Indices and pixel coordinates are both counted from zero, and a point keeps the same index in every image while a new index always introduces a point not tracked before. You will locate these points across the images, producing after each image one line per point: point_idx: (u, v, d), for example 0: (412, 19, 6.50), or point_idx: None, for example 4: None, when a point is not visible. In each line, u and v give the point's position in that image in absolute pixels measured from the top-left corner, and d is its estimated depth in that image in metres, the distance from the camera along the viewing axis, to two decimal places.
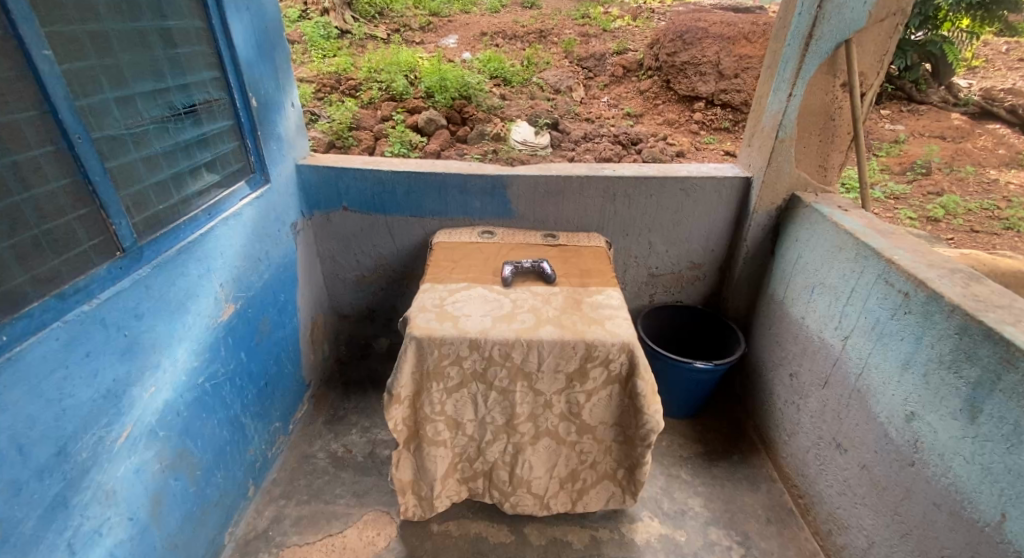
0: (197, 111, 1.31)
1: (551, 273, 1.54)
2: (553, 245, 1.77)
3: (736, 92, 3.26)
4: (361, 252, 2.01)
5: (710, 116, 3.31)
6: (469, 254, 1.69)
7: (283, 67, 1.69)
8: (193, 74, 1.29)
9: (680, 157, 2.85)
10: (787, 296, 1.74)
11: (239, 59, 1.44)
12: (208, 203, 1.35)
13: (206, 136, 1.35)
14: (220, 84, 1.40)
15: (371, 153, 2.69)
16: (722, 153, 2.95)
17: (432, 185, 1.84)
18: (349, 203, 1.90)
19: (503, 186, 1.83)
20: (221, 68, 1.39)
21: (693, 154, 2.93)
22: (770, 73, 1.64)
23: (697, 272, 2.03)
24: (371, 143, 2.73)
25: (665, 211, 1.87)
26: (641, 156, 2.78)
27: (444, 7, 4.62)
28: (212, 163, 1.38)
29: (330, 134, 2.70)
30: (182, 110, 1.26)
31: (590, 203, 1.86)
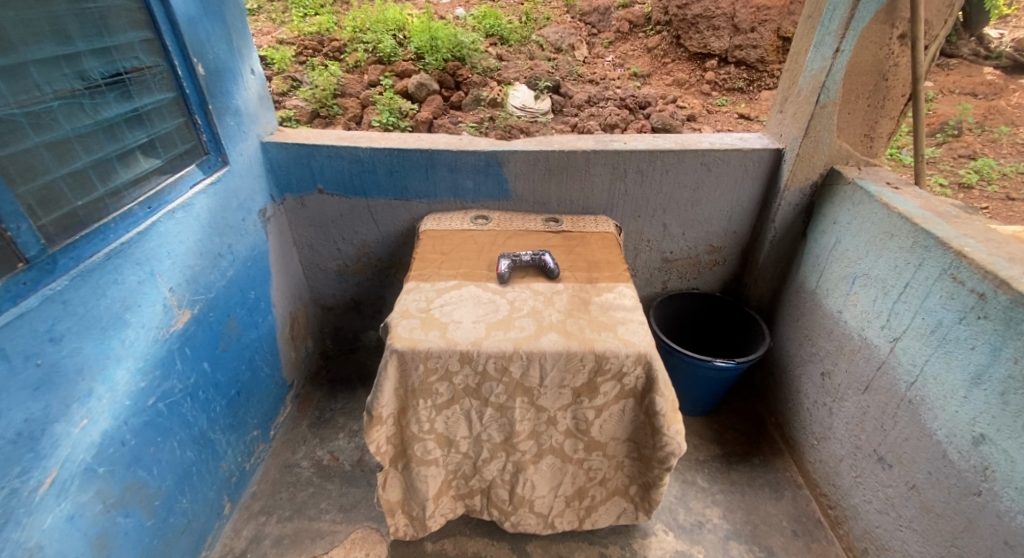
0: (124, 81, 1.10)
1: (555, 268, 1.34)
2: (557, 232, 1.56)
3: (752, 48, 2.97)
4: (342, 239, 1.80)
5: (723, 75, 3.02)
6: (460, 245, 1.48)
7: (236, 25, 1.44)
8: (112, 36, 1.06)
9: (691, 121, 2.60)
10: (821, 286, 1.54)
11: (176, 16, 1.20)
12: (143, 195, 1.14)
13: (137, 112, 1.14)
14: (152, 47, 1.17)
15: (357, 123, 2.44)
16: (735, 117, 2.69)
17: (417, 164, 1.62)
18: (325, 184, 1.68)
19: (498, 164, 1.61)
20: (152, 27, 1.16)
21: (706, 118, 2.67)
22: (814, 24, 1.39)
23: (716, 256, 1.82)
24: (358, 111, 2.47)
25: (683, 189, 1.66)
26: (650, 120, 2.51)
27: None
28: (149, 144, 1.17)
29: (312, 103, 2.44)
30: (101, 81, 1.04)
31: (598, 181, 1.64)
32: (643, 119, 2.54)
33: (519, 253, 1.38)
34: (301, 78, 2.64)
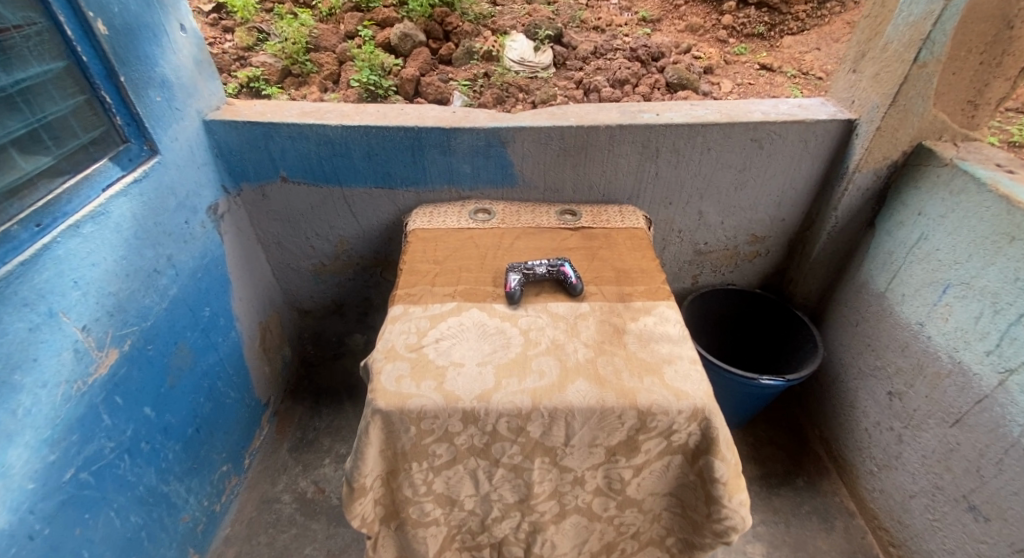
0: None
1: (578, 281, 1.07)
2: (575, 229, 1.27)
3: None
4: (314, 234, 1.50)
5: (743, 19, 2.59)
6: (457, 249, 1.20)
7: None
8: None
9: (710, 75, 2.23)
10: (894, 289, 1.28)
11: None
12: (26, 210, 0.84)
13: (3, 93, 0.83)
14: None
15: (335, 83, 2.08)
16: (757, 68, 2.32)
17: (401, 146, 1.31)
18: (288, 171, 1.36)
19: (501, 143, 1.30)
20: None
21: (725, 70, 2.29)
22: None
23: (757, 247, 1.55)
24: (334, 68, 2.10)
25: (725, 171, 1.36)
26: (663, 75, 2.13)
27: None
28: (30, 137, 0.87)
29: (282, 60, 2.08)
30: None
31: (624, 163, 1.34)
32: (656, 73, 2.16)
33: (531, 265, 1.10)
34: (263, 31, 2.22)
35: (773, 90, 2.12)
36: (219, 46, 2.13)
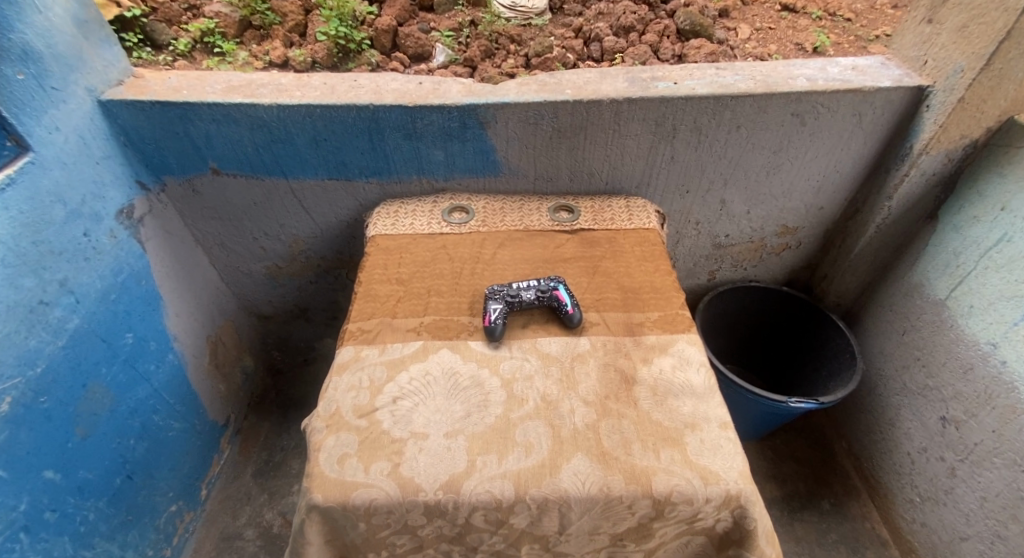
0: None
1: (575, 307, 0.85)
2: (572, 232, 1.05)
3: None
4: (262, 234, 1.26)
5: None
6: (426, 263, 0.97)
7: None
8: None
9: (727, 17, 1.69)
10: (956, 299, 1.05)
11: None
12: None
13: None
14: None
15: (302, 38, 1.49)
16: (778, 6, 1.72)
17: (354, 130, 1.04)
18: (219, 161, 1.09)
19: (480, 124, 1.04)
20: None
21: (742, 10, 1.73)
22: None
23: (787, 239, 1.31)
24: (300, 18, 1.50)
25: (756, 152, 1.11)
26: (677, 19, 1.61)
27: None
28: None
29: (238, 5, 1.50)
30: None
31: (632, 145, 1.08)
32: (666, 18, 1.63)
33: (514, 288, 0.87)
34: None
35: (799, 34, 1.58)
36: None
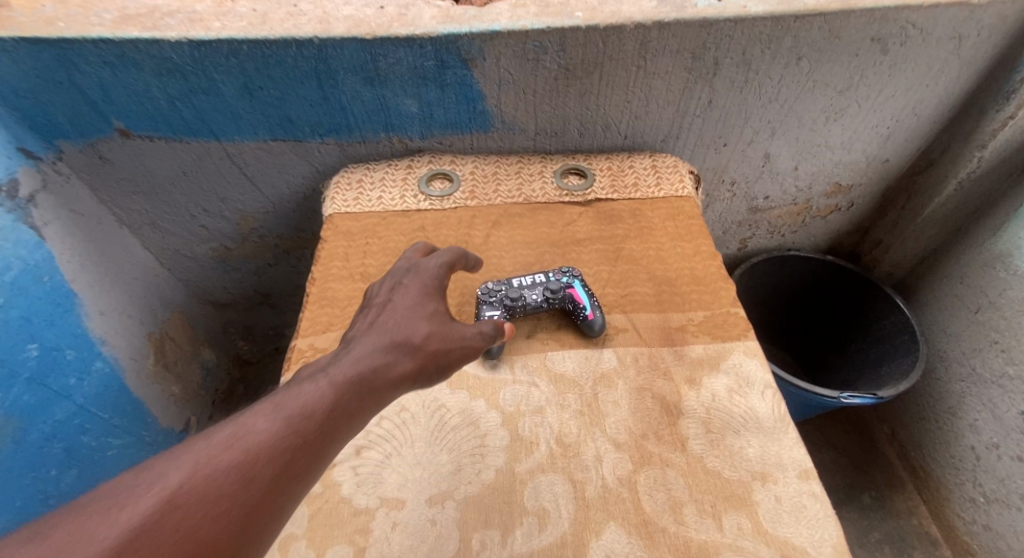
0: None
1: (596, 309, 0.65)
2: (584, 202, 0.84)
3: None
4: (201, 211, 1.02)
5: None
6: (400, 251, 0.77)
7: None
8: None
9: None
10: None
11: None
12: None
13: None
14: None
15: None
16: None
17: (297, 75, 0.79)
18: (126, 120, 0.83)
19: (464, 63, 0.79)
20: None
21: None
22: None
23: (836, 198, 1.11)
24: None
25: (818, 92, 0.87)
26: None
27: None
28: None
29: None
30: None
31: (660, 86, 0.84)
32: None
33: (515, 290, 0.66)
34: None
35: None
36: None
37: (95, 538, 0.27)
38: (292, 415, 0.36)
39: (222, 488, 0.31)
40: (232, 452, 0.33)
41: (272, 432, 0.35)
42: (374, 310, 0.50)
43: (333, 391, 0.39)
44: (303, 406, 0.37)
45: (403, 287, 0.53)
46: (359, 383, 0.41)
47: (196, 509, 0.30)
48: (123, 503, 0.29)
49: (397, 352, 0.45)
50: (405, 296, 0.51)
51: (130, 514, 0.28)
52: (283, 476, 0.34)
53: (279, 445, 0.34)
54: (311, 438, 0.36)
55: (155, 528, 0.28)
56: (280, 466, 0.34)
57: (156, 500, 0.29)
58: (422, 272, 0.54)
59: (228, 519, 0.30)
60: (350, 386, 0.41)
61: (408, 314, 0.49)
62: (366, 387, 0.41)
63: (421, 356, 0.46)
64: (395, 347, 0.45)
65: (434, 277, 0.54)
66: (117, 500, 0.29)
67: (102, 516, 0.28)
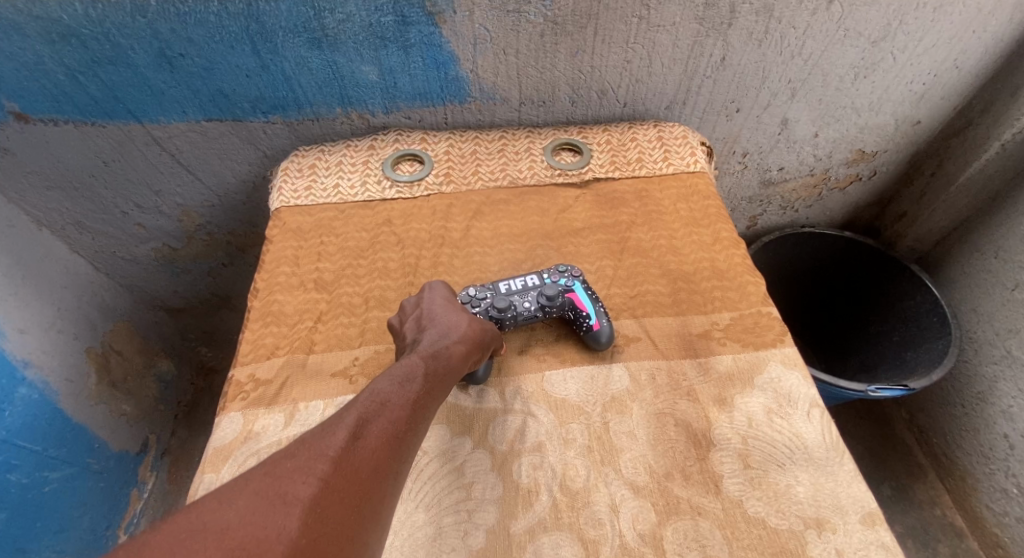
0: None
1: (601, 317, 0.54)
2: (580, 183, 0.72)
3: None
4: (134, 207, 0.88)
5: None
6: (362, 251, 0.65)
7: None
8: None
9: None
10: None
11: None
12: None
13: None
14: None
15: None
16: None
17: (227, 39, 0.64)
18: (19, 101, 0.68)
19: (427, 14, 0.64)
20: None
21: None
22: None
23: (857, 169, 1.02)
24: None
25: (849, 45, 0.75)
26: None
27: None
28: None
29: None
30: None
31: (666, 42, 0.71)
32: None
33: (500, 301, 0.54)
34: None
35: None
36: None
37: (299, 477, 0.27)
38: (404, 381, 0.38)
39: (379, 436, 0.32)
40: (368, 410, 0.34)
41: (393, 394, 0.36)
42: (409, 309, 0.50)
43: (427, 359, 0.41)
44: (409, 374, 0.39)
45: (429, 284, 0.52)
46: (442, 358, 0.42)
47: (362, 455, 0.30)
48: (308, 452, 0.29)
49: (456, 335, 0.46)
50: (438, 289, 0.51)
51: (317, 459, 0.28)
52: (413, 432, 0.35)
53: (403, 405, 0.36)
54: (423, 400, 0.38)
55: (341, 470, 0.29)
56: (408, 423, 0.35)
57: (332, 446, 0.30)
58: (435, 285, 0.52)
59: (388, 464, 0.32)
60: (434, 360, 0.42)
61: (449, 306, 0.49)
62: (450, 357, 0.43)
63: (475, 337, 0.48)
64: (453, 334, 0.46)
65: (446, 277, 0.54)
66: (296, 453, 0.29)
67: (293, 464, 0.28)
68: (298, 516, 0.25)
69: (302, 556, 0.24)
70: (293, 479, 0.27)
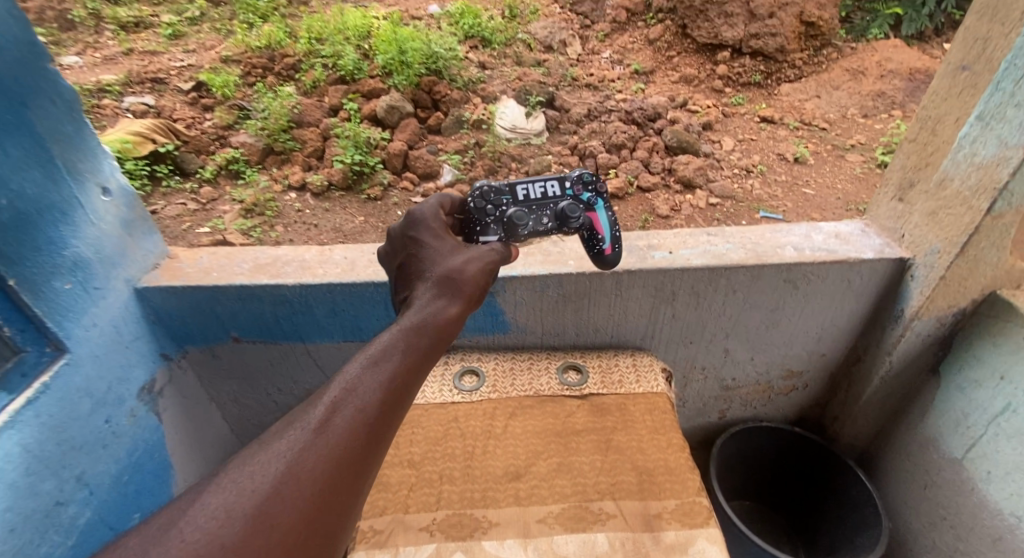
0: None
1: (604, 241, 0.89)
2: (580, 395, 1.10)
3: (769, 37, 2.97)
4: (275, 390, 1.28)
5: (738, 69, 3.02)
6: (438, 440, 1.01)
7: (73, 109, 0.84)
8: None
9: None
10: (973, 461, 1.10)
11: None
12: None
13: None
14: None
15: (319, 159, 2.22)
16: (755, 122, 2.73)
17: (372, 303, 1.09)
18: (241, 330, 1.13)
19: (489, 293, 1.09)
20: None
21: (722, 123, 2.71)
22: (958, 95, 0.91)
23: (793, 380, 1.39)
24: (319, 144, 2.23)
25: (756, 311, 1.17)
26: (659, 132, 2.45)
27: None
28: None
29: (263, 138, 2.22)
30: None
31: (635, 308, 1.14)
32: (654, 136, 2.43)
33: (525, 212, 0.82)
34: (187, 158, 2.11)
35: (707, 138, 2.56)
36: (199, 127, 2.29)
37: (251, 485, 0.42)
38: (375, 364, 0.55)
39: (338, 427, 0.48)
40: (329, 407, 0.50)
41: (359, 382, 0.53)
42: (410, 244, 0.73)
43: (410, 333, 0.59)
44: (381, 363, 0.55)
45: (424, 229, 0.73)
46: (422, 325, 0.60)
47: (320, 446, 0.46)
48: (270, 455, 0.45)
49: (450, 298, 0.65)
50: (430, 236, 0.73)
51: (273, 463, 0.44)
52: (384, 406, 0.52)
53: (370, 391, 0.52)
54: (397, 376, 0.55)
55: (293, 466, 0.44)
56: (377, 401, 0.52)
57: (291, 449, 0.46)
58: (426, 223, 0.73)
59: (345, 450, 0.47)
60: (415, 327, 0.60)
61: (441, 251, 0.71)
62: (433, 318, 0.62)
63: (469, 287, 0.68)
64: (442, 296, 0.65)
65: (434, 212, 0.75)
66: (262, 457, 0.45)
67: (260, 466, 0.44)
68: (250, 508, 0.40)
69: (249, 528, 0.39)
70: (250, 481, 0.42)
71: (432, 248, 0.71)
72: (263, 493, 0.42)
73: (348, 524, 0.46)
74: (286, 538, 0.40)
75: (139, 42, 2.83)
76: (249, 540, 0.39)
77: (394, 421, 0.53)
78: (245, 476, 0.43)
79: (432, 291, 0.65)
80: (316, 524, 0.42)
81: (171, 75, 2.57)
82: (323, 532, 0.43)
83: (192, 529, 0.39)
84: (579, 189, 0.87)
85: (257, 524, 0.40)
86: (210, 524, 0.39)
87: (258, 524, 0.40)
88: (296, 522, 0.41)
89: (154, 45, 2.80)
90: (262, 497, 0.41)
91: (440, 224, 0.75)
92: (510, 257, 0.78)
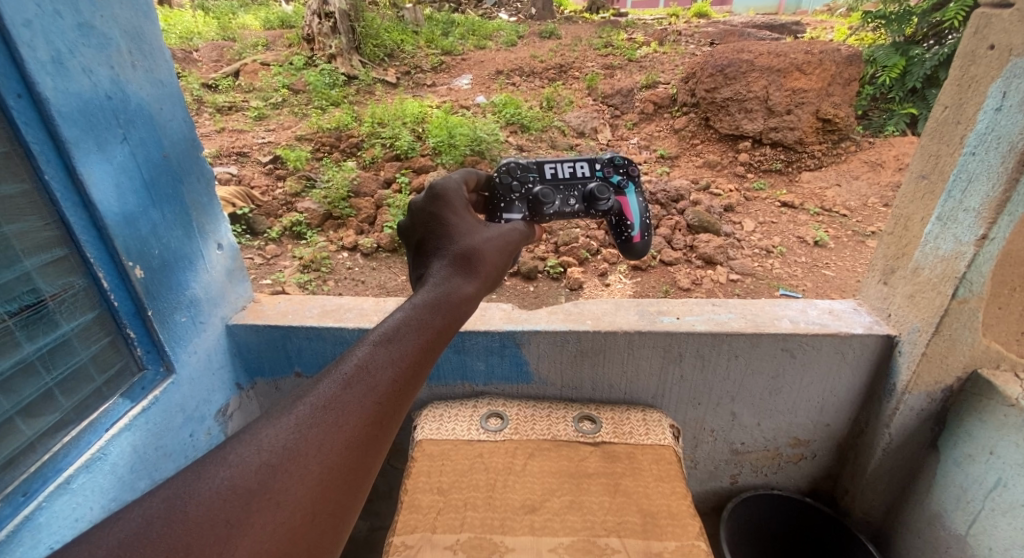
0: (45, 307, 0.79)
1: (632, 227, 1.01)
2: (593, 443, 1.22)
3: (789, 130, 3.21)
4: None
5: (759, 157, 3.27)
6: (465, 473, 1.14)
7: (208, 187, 1.14)
8: (30, 257, 0.76)
9: None
10: (976, 536, 1.13)
11: (111, 221, 0.87)
12: (12, 480, 0.73)
13: (42, 351, 0.80)
14: (37, 239, 0.77)
15: (371, 224, 2.51)
16: (776, 205, 2.92)
17: None
18: (303, 367, 1.32)
19: (516, 344, 1.26)
20: (53, 211, 0.80)
21: (743, 205, 2.92)
22: (923, 204, 1.12)
23: (801, 449, 1.47)
24: (372, 212, 2.54)
25: (758, 376, 1.29)
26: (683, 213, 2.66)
27: (443, 57, 4.75)
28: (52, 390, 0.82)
29: (324, 205, 2.54)
30: (10, 316, 0.73)
31: (646, 367, 1.28)
32: (676, 215, 2.65)
33: (553, 191, 0.95)
34: (258, 219, 2.42)
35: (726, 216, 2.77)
36: (272, 194, 2.64)
37: (262, 455, 0.45)
38: (388, 343, 0.57)
39: (347, 405, 0.50)
40: (340, 385, 0.52)
41: (371, 360, 0.54)
42: (432, 218, 0.77)
43: (428, 312, 0.62)
44: (394, 343, 0.57)
45: (450, 205, 0.79)
46: (438, 304, 0.63)
47: (329, 425, 0.48)
48: (280, 428, 0.47)
49: (467, 280, 0.69)
50: (451, 213, 0.78)
51: (281, 439, 0.46)
52: (396, 387, 0.54)
53: (382, 370, 0.54)
54: (411, 356, 0.57)
55: (303, 442, 0.46)
56: (390, 381, 0.54)
57: (299, 425, 0.47)
58: (450, 198, 0.79)
59: (354, 431, 0.49)
60: (432, 305, 0.63)
61: (465, 228, 0.76)
62: (447, 298, 0.65)
63: (486, 271, 0.73)
64: (458, 279, 0.69)
65: (457, 189, 0.82)
66: (273, 430, 0.47)
67: (270, 439, 0.46)
68: (256, 480, 0.43)
69: (255, 500, 0.42)
70: (259, 453, 0.45)
71: (452, 226, 0.76)
72: (270, 466, 0.44)
73: (359, 498, 0.48)
74: (291, 516, 0.42)
75: (230, 123, 3.33)
76: (254, 515, 0.41)
77: (406, 399, 0.55)
78: (255, 449, 0.45)
79: (449, 269, 0.70)
80: (322, 504, 0.44)
81: (254, 149, 3.00)
82: (329, 510, 0.45)
83: (198, 500, 0.40)
84: (610, 172, 1.00)
85: (268, 498, 0.42)
86: (216, 497, 0.41)
87: (264, 500, 0.42)
88: (301, 500, 0.43)
89: (242, 125, 3.29)
90: (269, 471, 0.44)
91: (459, 202, 0.80)
92: (533, 236, 0.91)
